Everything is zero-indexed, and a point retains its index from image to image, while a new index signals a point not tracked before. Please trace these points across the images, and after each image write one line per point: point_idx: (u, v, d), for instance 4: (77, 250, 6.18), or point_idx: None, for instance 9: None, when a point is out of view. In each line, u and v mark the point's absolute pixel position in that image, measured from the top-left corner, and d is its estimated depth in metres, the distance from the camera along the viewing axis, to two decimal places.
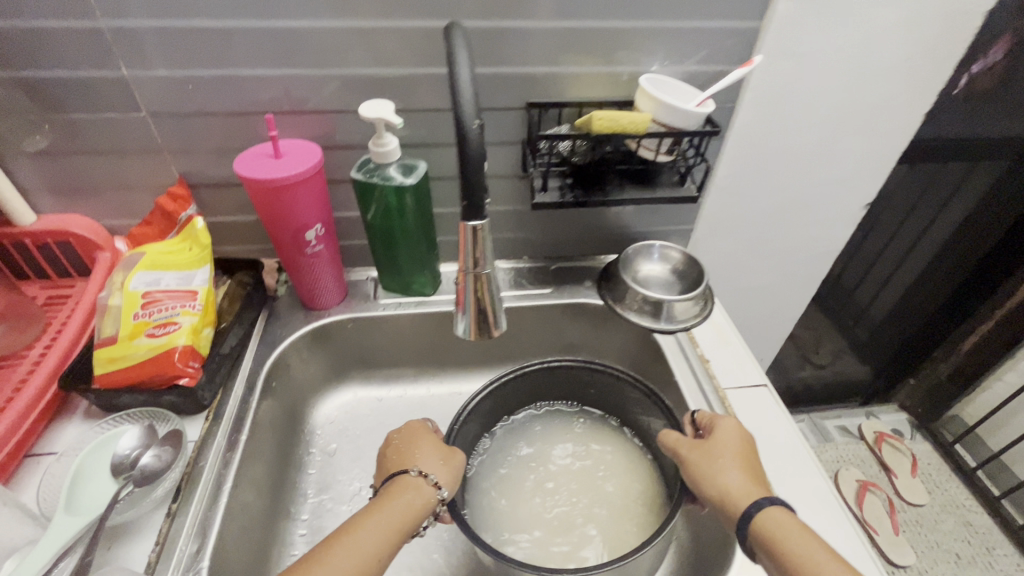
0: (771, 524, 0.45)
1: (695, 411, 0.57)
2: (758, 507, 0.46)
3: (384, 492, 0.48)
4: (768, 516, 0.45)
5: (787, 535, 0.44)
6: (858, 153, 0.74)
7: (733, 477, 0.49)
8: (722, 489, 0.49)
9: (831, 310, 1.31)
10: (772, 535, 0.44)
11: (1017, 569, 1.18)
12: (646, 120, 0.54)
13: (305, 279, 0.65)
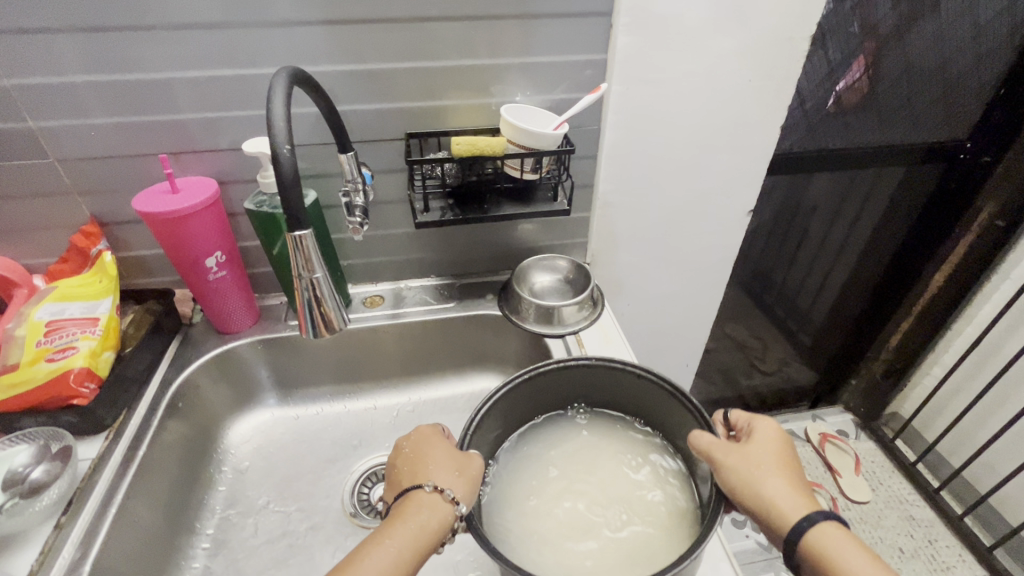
0: (821, 539, 0.45)
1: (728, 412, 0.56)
2: (808, 521, 0.46)
3: (399, 511, 0.48)
4: (819, 530, 0.45)
5: (840, 547, 0.45)
6: (731, 164, 0.81)
7: (775, 485, 0.47)
8: (769, 501, 0.47)
9: (766, 305, 1.39)
10: (822, 549, 0.45)
11: (960, 560, 1.20)
12: (501, 143, 0.62)
13: (212, 305, 0.69)
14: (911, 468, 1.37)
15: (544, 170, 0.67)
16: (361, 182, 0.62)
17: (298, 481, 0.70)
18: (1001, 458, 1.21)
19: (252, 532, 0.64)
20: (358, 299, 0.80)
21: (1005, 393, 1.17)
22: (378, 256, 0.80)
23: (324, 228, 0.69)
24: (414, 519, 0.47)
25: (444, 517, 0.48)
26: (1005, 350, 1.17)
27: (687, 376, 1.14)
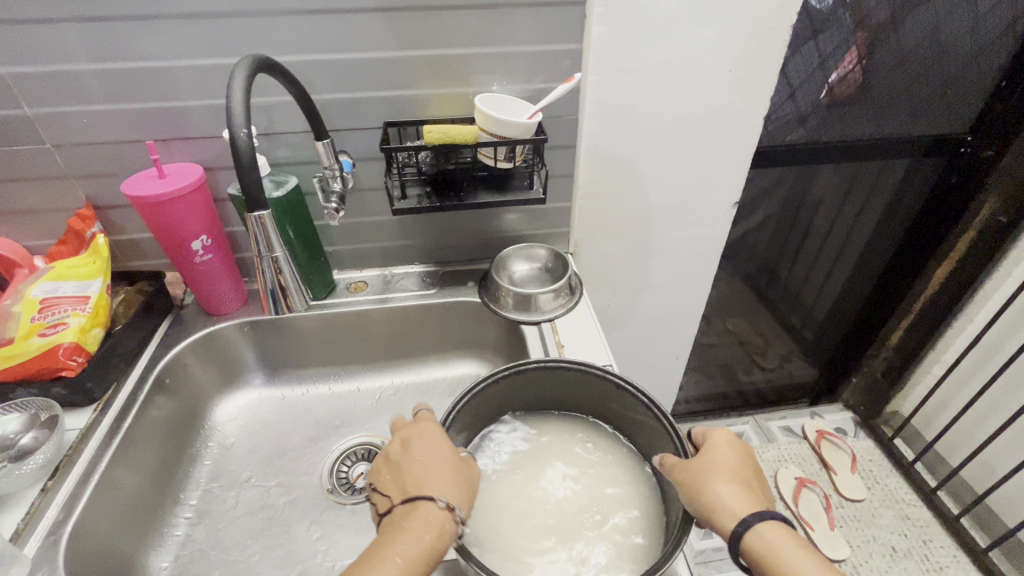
0: (767, 549, 0.41)
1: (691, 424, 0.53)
2: (751, 530, 0.42)
3: (404, 524, 0.43)
4: (761, 539, 0.42)
5: (790, 559, 0.40)
6: (714, 155, 0.81)
7: (725, 493, 0.44)
8: (711, 506, 0.44)
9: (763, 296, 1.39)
10: (770, 561, 0.41)
11: (953, 561, 1.19)
12: (473, 131, 0.63)
13: (200, 287, 0.72)
14: (909, 467, 1.35)
15: (518, 158, 0.67)
16: (339, 169, 0.65)
17: (281, 458, 0.72)
18: (1000, 459, 1.19)
19: (233, 504, 0.67)
20: (342, 285, 0.83)
21: (1005, 393, 1.15)
22: (362, 243, 0.82)
23: (305, 213, 0.72)
24: (415, 526, 0.42)
25: (445, 525, 0.43)
26: (1007, 348, 1.14)
27: (676, 369, 1.14)
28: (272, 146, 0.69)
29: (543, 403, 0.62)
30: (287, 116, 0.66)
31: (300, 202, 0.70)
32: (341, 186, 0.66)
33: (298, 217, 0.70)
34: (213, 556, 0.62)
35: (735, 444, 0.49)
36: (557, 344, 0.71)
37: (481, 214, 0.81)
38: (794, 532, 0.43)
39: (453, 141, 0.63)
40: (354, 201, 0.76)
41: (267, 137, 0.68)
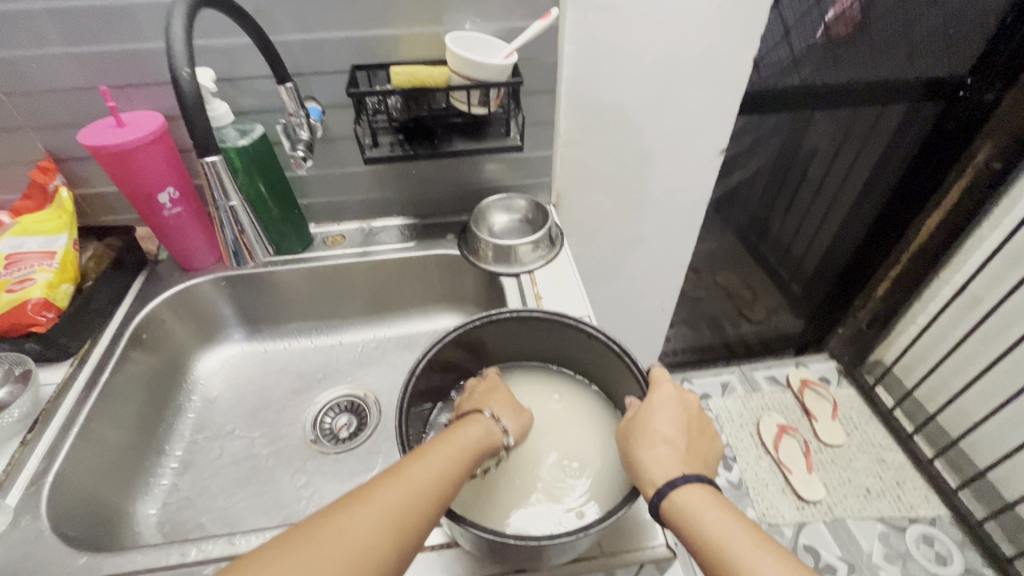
0: (681, 513, 0.41)
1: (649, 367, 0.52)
2: (664, 497, 0.42)
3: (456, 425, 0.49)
4: (676, 503, 0.41)
5: (702, 521, 0.40)
6: (701, 100, 0.78)
7: (647, 457, 0.44)
8: (640, 466, 0.45)
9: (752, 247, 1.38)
10: (683, 524, 0.41)
11: (924, 500, 1.24)
12: (444, 74, 0.62)
13: (172, 241, 0.71)
14: (888, 414, 1.39)
15: (493, 104, 0.64)
16: (304, 116, 0.63)
17: (264, 410, 0.73)
18: (976, 405, 1.22)
19: (218, 454, 0.68)
20: (319, 239, 0.81)
21: (985, 342, 1.17)
22: (337, 195, 0.80)
23: (275, 163, 0.69)
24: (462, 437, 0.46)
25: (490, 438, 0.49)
26: (990, 298, 1.15)
27: (662, 321, 1.15)
28: (234, 93, 0.66)
29: (515, 352, 0.62)
30: (247, 59, 0.63)
31: (267, 152, 0.67)
32: (307, 135, 0.64)
33: (266, 167, 0.68)
34: (199, 503, 0.63)
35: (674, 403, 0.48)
36: (535, 295, 0.71)
37: (458, 164, 0.78)
38: (716, 496, 0.42)
39: (423, 85, 0.61)
40: (326, 151, 0.73)
41: (229, 82, 0.64)
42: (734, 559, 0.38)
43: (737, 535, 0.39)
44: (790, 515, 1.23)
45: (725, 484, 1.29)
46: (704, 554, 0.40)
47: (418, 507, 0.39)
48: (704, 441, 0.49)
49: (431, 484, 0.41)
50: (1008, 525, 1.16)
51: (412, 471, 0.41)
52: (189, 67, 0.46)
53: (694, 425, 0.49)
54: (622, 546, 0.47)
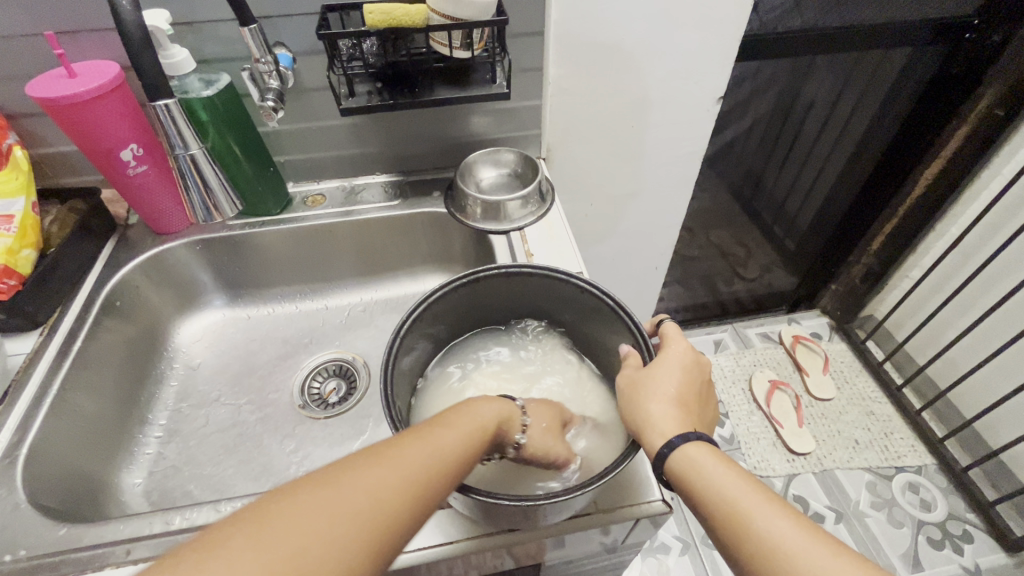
0: (690, 467, 0.39)
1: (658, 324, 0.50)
2: (675, 449, 0.40)
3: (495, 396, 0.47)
4: (686, 458, 0.40)
5: (712, 477, 0.38)
6: (700, 44, 0.73)
7: (657, 410, 0.42)
8: (648, 420, 0.42)
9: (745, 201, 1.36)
10: (690, 479, 0.39)
11: (911, 450, 1.26)
12: (420, 12, 0.55)
13: (142, 204, 0.67)
14: (878, 368, 1.40)
15: (476, 46, 0.60)
16: (273, 63, 0.58)
17: (250, 377, 0.71)
18: (965, 357, 1.23)
19: (203, 422, 0.66)
20: (299, 199, 0.77)
21: (977, 295, 1.17)
22: (316, 152, 0.75)
23: (245, 116, 0.65)
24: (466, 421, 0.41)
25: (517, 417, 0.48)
26: (985, 250, 1.14)
27: (656, 280, 1.13)
28: (194, 39, 0.60)
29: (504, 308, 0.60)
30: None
31: (236, 105, 0.63)
32: (277, 84, 0.60)
33: (235, 121, 0.63)
34: (187, 471, 0.62)
35: (685, 361, 0.46)
36: (526, 253, 0.68)
37: (442, 116, 0.74)
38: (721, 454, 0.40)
39: (398, 25, 0.56)
40: (300, 103, 0.69)
41: (188, 27, 0.59)
42: (747, 515, 0.36)
43: (749, 492, 0.37)
44: (781, 467, 1.25)
45: (717, 439, 1.31)
46: (712, 510, 0.38)
47: (404, 502, 0.34)
48: (707, 405, 0.48)
49: (420, 473, 0.35)
50: (991, 472, 1.19)
51: (400, 454, 0.35)
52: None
53: (702, 386, 0.47)
54: (618, 502, 0.46)
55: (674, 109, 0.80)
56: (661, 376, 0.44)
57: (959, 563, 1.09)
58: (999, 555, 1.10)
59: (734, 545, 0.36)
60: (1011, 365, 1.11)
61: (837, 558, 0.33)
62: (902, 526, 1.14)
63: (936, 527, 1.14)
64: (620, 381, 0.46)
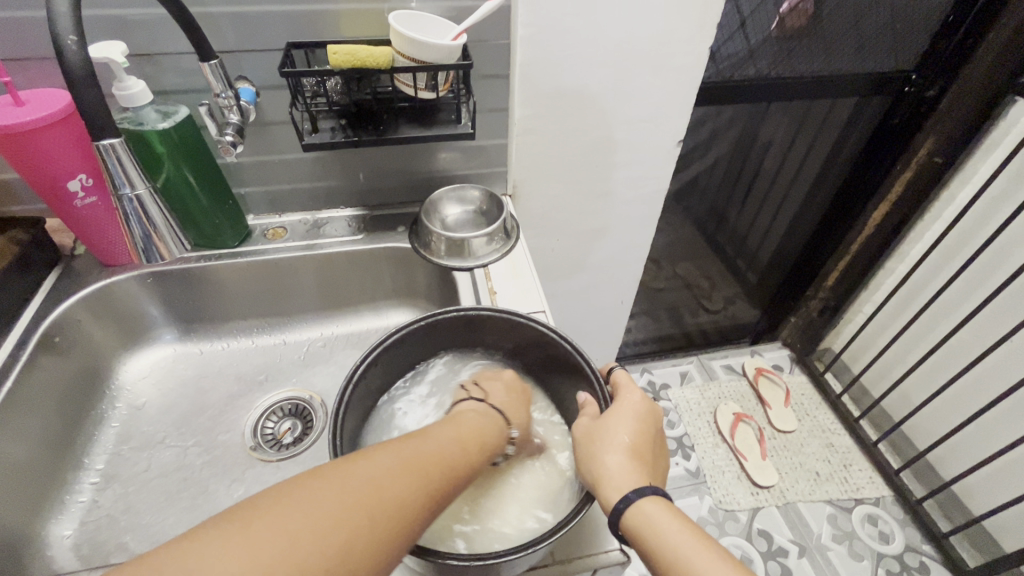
0: (644, 524, 0.39)
1: (614, 370, 0.51)
2: (631, 504, 0.40)
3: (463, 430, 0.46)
4: (640, 513, 0.40)
5: (665, 535, 0.39)
6: (659, 91, 0.76)
7: (613, 462, 0.42)
8: (602, 473, 0.42)
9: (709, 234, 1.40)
10: (645, 536, 0.39)
11: (869, 481, 1.29)
12: (387, 54, 0.56)
13: (92, 236, 0.65)
14: (836, 399, 1.44)
15: (441, 88, 0.61)
16: (234, 98, 0.58)
17: (199, 416, 0.68)
18: (915, 390, 1.28)
19: (145, 466, 0.63)
20: (258, 231, 0.76)
21: (925, 330, 1.22)
22: (278, 184, 0.74)
23: (204, 149, 0.64)
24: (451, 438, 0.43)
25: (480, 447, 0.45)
26: (930, 288, 1.20)
27: (622, 313, 1.14)
28: (153, 70, 0.59)
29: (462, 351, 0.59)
30: (162, 33, 0.57)
31: (195, 137, 0.62)
32: (238, 119, 0.60)
33: (193, 153, 0.62)
34: (124, 521, 0.58)
35: (641, 410, 0.46)
36: (489, 290, 0.68)
37: (410, 153, 0.74)
38: (675, 508, 0.41)
39: (363, 66, 0.56)
40: (262, 135, 0.68)
41: (147, 59, 0.58)
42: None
43: (701, 552, 0.38)
44: (746, 501, 1.26)
45: (683, 472, 1.31)
46: (666, 569, 0.38)
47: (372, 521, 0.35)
48: (662, 454, 0.48)
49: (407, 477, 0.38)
50: (944, 502, 1.23)
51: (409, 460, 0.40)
52: (77, 36, 0.43)
53: (657, 435, 0.47)
54: (574, 553, 0.45)
55: (637, 150, 0.83)
56: (617, 426, 0.44)
57: None
58: None
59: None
60: (959, 398, 1.16)
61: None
62: (862, 559, 1.16)
63: (894, 559, 1.16)
64: (577, 429, 0.45)
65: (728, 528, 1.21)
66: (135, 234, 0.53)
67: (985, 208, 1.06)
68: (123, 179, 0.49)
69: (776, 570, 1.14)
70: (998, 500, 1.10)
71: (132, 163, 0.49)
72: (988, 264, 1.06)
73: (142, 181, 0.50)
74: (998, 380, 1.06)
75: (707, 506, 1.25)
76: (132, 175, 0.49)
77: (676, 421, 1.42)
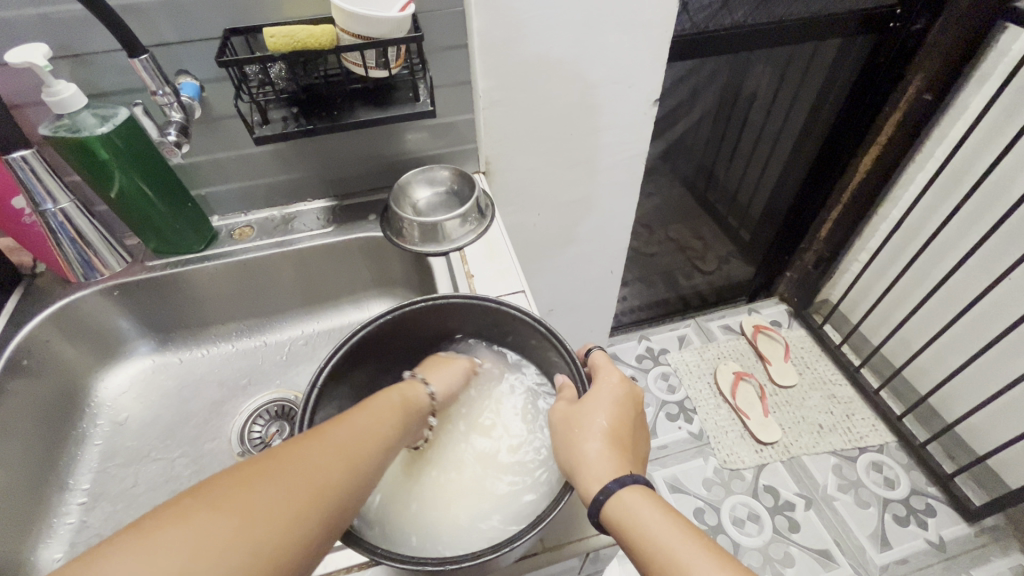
0: (626, 515, 0.38)
1: (592, 351, 0.50)
2: (611, 495, 0.39)
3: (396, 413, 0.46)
4: (621, 504, 0.39)
5: (647, 526, 0.38)
6: (629, 49, 0.71)
7: (592, 450, 0.41)
8: (581, 464, 0.41)
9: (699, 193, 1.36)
10: (626, 526, 0.38)
11: (872, 430, 1.29)
12: (329, 33, 0.52)
13: (49, 253, 0.62)
14: (836, 350, 1.43)
15: (393, 64, 0.58)
16: (174, 94, 0.55)
17: (183, 426, 0.66)
18: (914, 335, 1.27)
19: (132, 482, 0.62)
20: (224, 232, 0.73)
21: (922, 274, 1.20)
22: (240, 181, 0.71)
23: (152, 151, 0.60)
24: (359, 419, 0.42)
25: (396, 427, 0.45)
26: (926, 230, 1.18)
27: (612, 283, 1.12)
28: (85, 72, 0.56)
29: (429, 343, 0.58)
30: (87, 30, 0.53)
31: (143, 139, 0.59)
32: (180, 116, 0.57)
33: (140, 158, 0.59)
34: None
35: (620, 396, 0.45)
36: (466, 274, 0.66)
37: (373, 137, 0.71)
38: (657, 495, 0.40)
39: (304, 48, 0.53)
40: (213, 132, 0.64)
41: (75, 60, 0.55)
42: (682, 567, 0.36)
43: (685, 543, 0.37)
44: (750, 458, 1.26)
45: (686, 435, 1.31)
46: (649, 562, 0.37)
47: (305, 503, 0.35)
48: (642, 438, 0.47)
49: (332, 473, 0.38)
50: (948, 444, 1.23)
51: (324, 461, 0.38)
52: None
53: (636, 421, 0.46)
54: (564, 538, 0.45)
55: (612, 113, 0.79)
56: (595, 412, 0.43)
57: (924, 537, 1.12)
58: (961, 526, 1.13)
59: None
60: (958, 339, 1.15)
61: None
62: (868, 506, 1.17)
63: (900, 503, 1.17)
64: (555, 415, 0.45)
65: (734, 487, 1.21)
66: (70, 254, 0.61)
67: (979, 143, 1.02)
68: (41, 191, 0.55)
69: (784, 524, 1.15)
70: (1001, 438, 1.10)
71: (48, 174, 0.55)
72: (984, 200, 1.03)
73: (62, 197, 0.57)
74: (998, 318, 1.05)
75: (712, 467, 1.25)
76: (49, 189, 0.56)
77: (677, 385, 1.41)
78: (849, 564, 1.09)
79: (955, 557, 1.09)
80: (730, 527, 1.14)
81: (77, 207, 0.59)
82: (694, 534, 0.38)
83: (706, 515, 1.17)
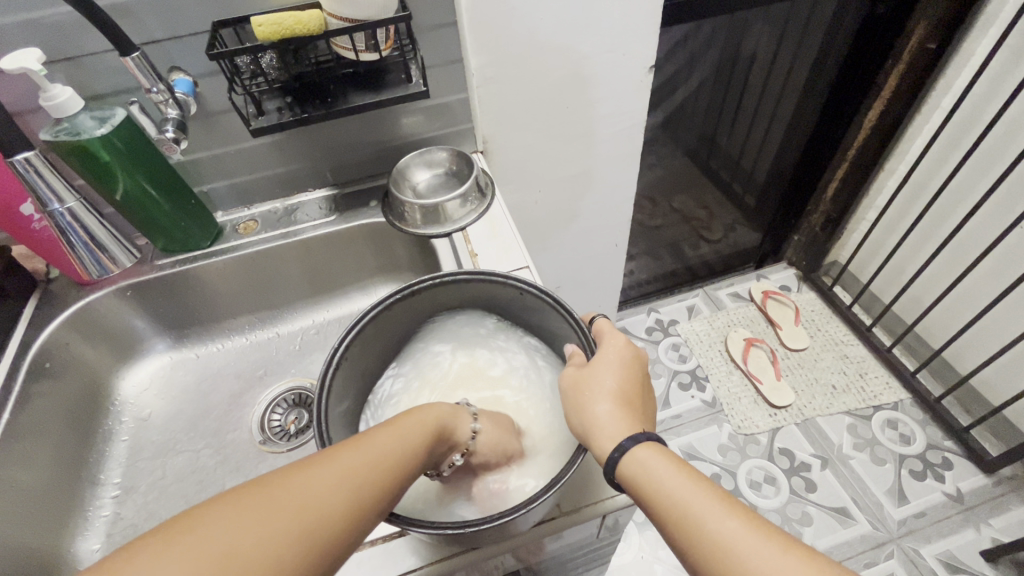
0: (640, 471, 0.40)
1: (596, 318, 0.51)
2: (625, 453, 0.40)
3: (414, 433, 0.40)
4: (636, 460, 0.40)
5: (661, 480, 0.39)
6: (620, 15, 0.70)
7: (603, 411, 0.43)
8: (592, 424, 0.43)
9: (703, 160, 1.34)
10: (640, 483, 0.40)
11: (886, 388, 1.29)
12: (314, 17, 0.52)
13: (63, 257, 0.64)
14: (847, 311, 1.43)
15: (383, 46, 0.58)
16: (168, 91, 0.55)
17: (205, 419, 0.68)
18: (926, 290, 1.26)
19: (160, 473, 0.64)
20: (229, 227, 0.74)
21: (932, 228, 1.19)
22: (241, 174, 0.72)
23: (152, 150, 0.61)
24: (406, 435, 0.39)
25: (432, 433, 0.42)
26: (934, 183, 1.16)
27: (618, 255, 1.12)
28: (79, 75, 0.56)
29: (438, 319, 0.59)
30: (77, 34, 0.53)
31: (141, 138, 0.59)
32: (176, 112, 0.57)
33: (142, 158, 0.60)
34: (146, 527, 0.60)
35: (627, 357, 0.46)
36: (470, 254, 0.66)
37: (368, 123, 0.71)
38: (669, 449, 0.41)
39: (293, 34, 0.52)
40: (208, 128, 0.65)
41: (66, 63, 0.55)
42: (698, 516, 0.37)
43: (697, 494, 0.38)
44: (764, 423, 1.26)
45: (699, 404, 1.32)
46: (665, 514, 0.38)
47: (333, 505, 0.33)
48: (651, 399, 0.48)
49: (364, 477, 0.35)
50: (963, 397, 1.23)
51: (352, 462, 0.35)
52: None
53: (643, 381, 0.47)
54: (581, 501, 0.46)
55: (609, 83, 0.78)
56: (602, 372, 0.44)
57: (941, 490, 1.12)
58: (978, 477, 1.13)
59: (687, 550, 0.37)
60: (970, 292, 1.14)
61: (782, 554, 0.34)
62: (884, 462, 1.17)
63: (916, 459, 1.17)
64: (565, 381, 0.46)
65: (750, 451, 1.22)
66: (84, 257, 0.62)
67: (986, 90, 1.00)
68: (51, 192, 0.56)
69: (800, 485, 1.16)
70: (1016, 388, 1.09)
71: (52, 174, 0.56)
72: (991, 150, 1.02)
73: (71, 194, 0.58)
74: (1009, 268, 1.03)
75: (725, 433, 1.26)
76: (59, 189, 0.57)
77: (688, 355, 1.42)
78: (867, 519, 1.10)
79: (973, 508, 1.09)
80: (746, 490, 1.15)
81: (84, 206, 0.60)
82: (707, 484, 0.39)
83: (724, 480, 1.18)
